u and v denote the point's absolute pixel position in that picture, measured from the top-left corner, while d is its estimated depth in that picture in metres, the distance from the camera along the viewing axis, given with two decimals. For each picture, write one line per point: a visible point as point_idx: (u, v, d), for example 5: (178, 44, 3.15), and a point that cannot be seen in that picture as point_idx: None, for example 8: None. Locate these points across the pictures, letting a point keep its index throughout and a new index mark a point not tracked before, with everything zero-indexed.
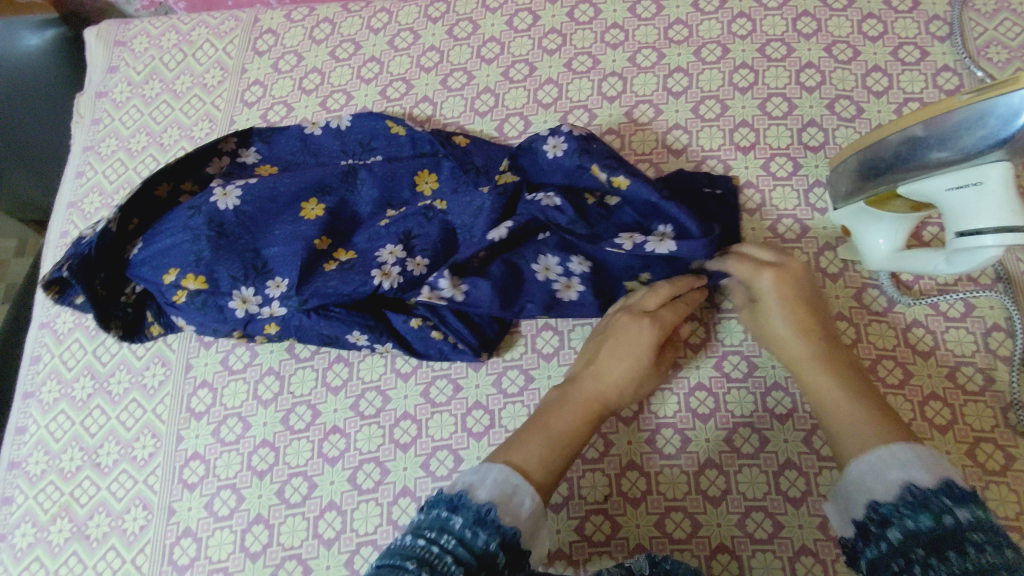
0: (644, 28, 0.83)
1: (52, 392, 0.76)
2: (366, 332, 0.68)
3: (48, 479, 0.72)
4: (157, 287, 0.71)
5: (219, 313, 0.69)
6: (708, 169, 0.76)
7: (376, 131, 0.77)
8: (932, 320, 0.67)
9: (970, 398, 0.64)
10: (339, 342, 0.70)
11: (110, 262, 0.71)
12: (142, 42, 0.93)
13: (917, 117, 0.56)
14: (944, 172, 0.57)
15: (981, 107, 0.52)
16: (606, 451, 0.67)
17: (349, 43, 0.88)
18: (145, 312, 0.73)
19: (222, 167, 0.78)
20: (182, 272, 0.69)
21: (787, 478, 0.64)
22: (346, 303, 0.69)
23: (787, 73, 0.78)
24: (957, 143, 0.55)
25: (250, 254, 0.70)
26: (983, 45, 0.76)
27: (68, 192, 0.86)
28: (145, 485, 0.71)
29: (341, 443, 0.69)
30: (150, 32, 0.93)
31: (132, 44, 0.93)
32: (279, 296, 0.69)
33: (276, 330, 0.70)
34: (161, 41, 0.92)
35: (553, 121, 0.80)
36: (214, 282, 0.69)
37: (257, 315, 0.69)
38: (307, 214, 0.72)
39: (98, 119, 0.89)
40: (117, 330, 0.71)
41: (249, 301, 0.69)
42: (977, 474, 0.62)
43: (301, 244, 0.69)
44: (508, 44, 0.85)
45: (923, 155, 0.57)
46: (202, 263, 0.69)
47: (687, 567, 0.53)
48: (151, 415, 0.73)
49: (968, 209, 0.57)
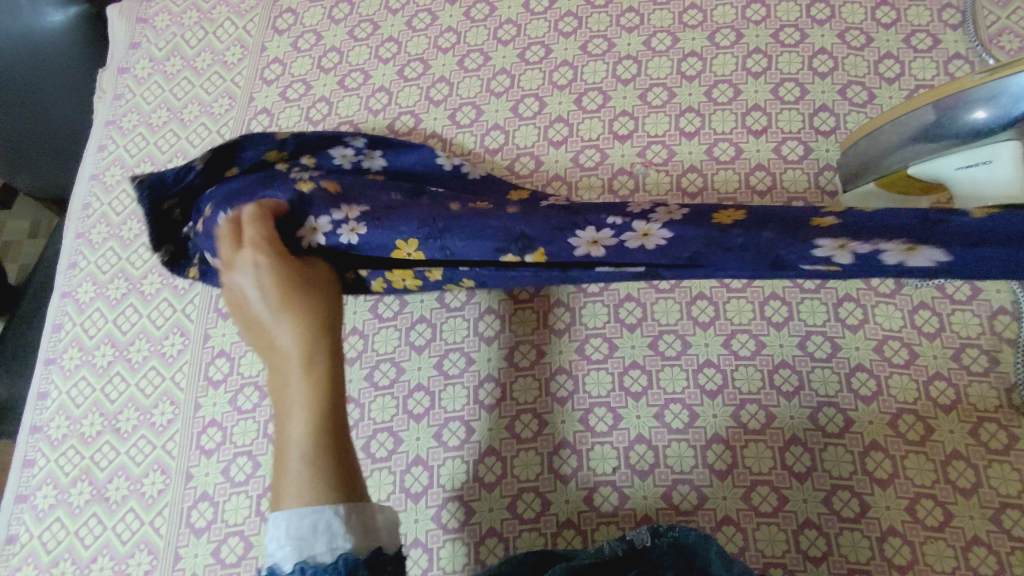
0: (659, 13, 0.84)
1: (74, 359, 0.78)
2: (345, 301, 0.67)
3: (69, 443, 0.74)
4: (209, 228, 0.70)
5: None
6: (720, 151, 0.77)
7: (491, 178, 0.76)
8: (938, 302, 0.68)
9: (975, 379, 0.65)
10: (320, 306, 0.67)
11: (189, 198, 0.71)
12: (164, 19, 0.94)
13: (928, 99, 0.58)
14: (954, 152, 0.58)
15: (992, 86, 0.54)
16: (616, 425, 0.68)
17: (367, 24, 0.89)
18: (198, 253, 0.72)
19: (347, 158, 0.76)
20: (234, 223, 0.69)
21: (793, 454, 0.65)
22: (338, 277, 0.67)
23: (800, 58, 0.79)
24: (967, 123, 0.56)
25: None
26: (995, 33, 0.77)
27: (90, 165, 0.88)
28: (164, 450, 0.72)
29: (355, 413, 0.72)
30: (171, 10, 0.95)
31: (154, 21, 0.94)
32: None
33: None
34: (182, 18, 0.94)
35: (568, 103, 0.81)
36: None
37: None
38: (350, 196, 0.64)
39: (120, 94, 0.91)
40: (164, 256, 0.71)
41: None
42: (980, 452, 0.63)
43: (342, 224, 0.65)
44: (524, 26, 0.86)
45: (932, 137, 0.58)
46: None
47: (690, 536, 0.57)
48: (170, 383, 0.75)
49: (980, 186, 0.59)
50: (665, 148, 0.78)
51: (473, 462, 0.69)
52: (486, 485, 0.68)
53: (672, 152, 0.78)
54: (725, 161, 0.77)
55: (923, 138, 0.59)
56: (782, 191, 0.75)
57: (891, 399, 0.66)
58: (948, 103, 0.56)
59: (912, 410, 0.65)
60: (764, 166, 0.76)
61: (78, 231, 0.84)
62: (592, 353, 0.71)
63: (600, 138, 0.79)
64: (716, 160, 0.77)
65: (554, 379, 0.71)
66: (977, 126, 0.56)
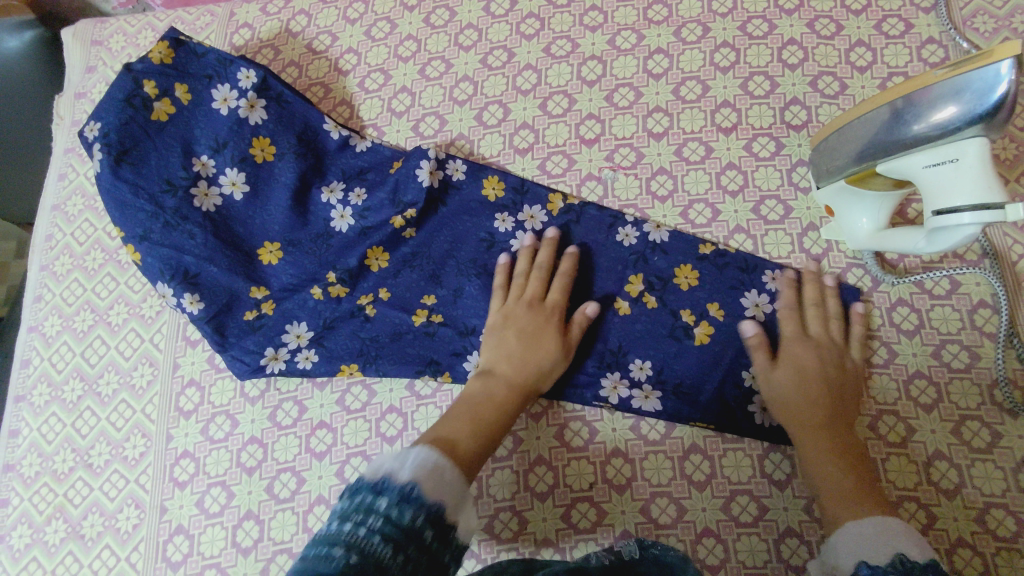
0: (622, 60, 0.80)
1: (32, 466, 0.76)
2: (213, 157, 0.78)
3: (31, 555, 0.72)
4: (233, 114, 0.79)
5: (205, 114, 0.79)
6: (696, 214, 0.73)
7: (478, 256, 0.74)
8: (935, 371, 0.64)
9: (978, 458, 0.61)
10: (212, 181, 0.78)
11: (267, 124, 0.79)
12: (119, 41, 0.94)
13: (897, 92, 0.54)
14: (918, 150, 0.54)
15: (958, 81, 0.50)
16: (599, 521, 0.65)
17: (320, 86, 0.86)
18: (248, 87, 0.79)
19: (333, 192, 0.78)
20: (254, 138, 0.79)
21: (789, 546, 0.62)
22: (188, 150, 0.78)
23: (771, 111, 0.75)
24: (935, 118, 0.52)
25: (237, 140, 0.78)
26: (968, 15, 0.75)
27: (38, 256, 0.85)
28: (128, 563, 0.70)
29: (326, 515, 0.68)
30: (126, 31, 0.94)
31: (92, 95, 0.91)
32: (229, 80, 0.80)
33: (211, 164, 0.78)
34: (138, 38, 0.94)
35: (532, 168, 0.78)
36: (256, 135, 0.79)
37: (216, 176, 0.78)
38: (256, 156, 0.78)
39: (64, 174, 0.88)
40: (198, 88, 0.80)
41: (237, 183, 0.78)
42: (988, 542, 0.59)
43: (247, 167, 0.78)
44: (481, 83, 0.82)
45: (902, 131, 0.54)
46: (247, 129, 0.79)
47: (675, 554, 0.53)
48: (134, 485, 0.73)
49: (946, 186, 0.54)
50: (638, 213, 0.74)
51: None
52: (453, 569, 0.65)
53: (645, 217, 0.74)
54: (701, 224, 0.72)
55: (881, 143, 0.56)
56: (764, 256, 0.70)
57: (891, 486, 0.62)
58: (911, 99, 0.53)
59: (912, 498, 0.61)
60: (743, 228, 0.72)
61: (31, 323, 0.82)
62: (573, 439, 0.68)
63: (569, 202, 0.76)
64: (691, 224, 0.73)
65: (534, 471, 0.68)
66: (944, 122, 0.52)
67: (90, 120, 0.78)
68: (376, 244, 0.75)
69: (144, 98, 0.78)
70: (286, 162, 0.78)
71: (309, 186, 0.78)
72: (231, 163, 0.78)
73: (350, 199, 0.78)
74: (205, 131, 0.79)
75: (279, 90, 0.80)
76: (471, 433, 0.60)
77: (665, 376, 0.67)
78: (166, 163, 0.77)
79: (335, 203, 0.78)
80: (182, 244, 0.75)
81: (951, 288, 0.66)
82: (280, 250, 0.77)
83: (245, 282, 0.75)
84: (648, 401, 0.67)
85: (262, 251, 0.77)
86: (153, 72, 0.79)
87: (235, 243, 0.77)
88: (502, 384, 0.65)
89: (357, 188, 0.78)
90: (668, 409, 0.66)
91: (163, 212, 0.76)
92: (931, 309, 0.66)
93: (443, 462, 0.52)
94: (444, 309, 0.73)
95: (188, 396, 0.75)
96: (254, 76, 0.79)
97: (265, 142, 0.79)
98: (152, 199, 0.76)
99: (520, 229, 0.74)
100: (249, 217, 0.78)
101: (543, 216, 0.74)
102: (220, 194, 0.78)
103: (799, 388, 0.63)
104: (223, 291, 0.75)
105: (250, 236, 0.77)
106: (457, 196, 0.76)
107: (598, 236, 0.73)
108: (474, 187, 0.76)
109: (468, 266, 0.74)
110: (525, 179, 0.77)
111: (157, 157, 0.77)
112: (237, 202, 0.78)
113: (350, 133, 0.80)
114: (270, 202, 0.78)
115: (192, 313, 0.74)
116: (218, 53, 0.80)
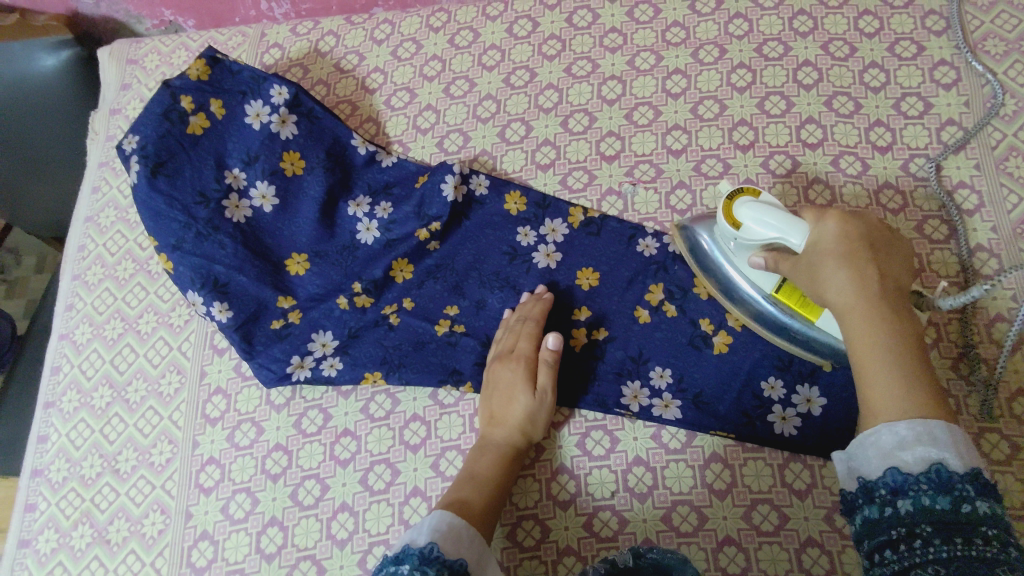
0: (641, 32, 0.86)
1: (72, 401, 0.83)
2: (246, 172, 0.84)
3: (70, 486, 0.79)
4: (265, 133, 0.84)
5: (239, 128, 0.85)
6: (708, 167, 0.78)
7: (497, 219, 0.79)
8: (935, 310, 0.68)
9: (974, 387, 0.65)
10: (244, 194, 0.83)
11: (296, 145, 0.84)
12: (153, 60, 1.01)
13: None
14: None
15: None
16: (612, 449, 0.70)
17: (354, 55, 0.94)
18: (280, 99, 0.85)
19: (361, 204, 0.83)
20: (285, 154, 0.84)
21: (793, 472, 0.66)
22: (224, 163, 0.84)
23: (784, 72, 0.80)
24: None
25: (270, 154, 0.84)
26: None
27: (86, 207, 0.94)
28: (163, 490, 0.76)
29: (352, 445, 0.74)
30: (160, 50, 1.01)
31: (126, 112, 0.98)
32: (263, 100, 0.85)
33: (242, 176, 0.84)
34: (171, 58, 1.00)
35: (554, 125, 0.84)
36: (288, 149, 0.84)
37: (247, 192, 0.83)
38: (286, 169, 0.84)
39: (113, 137, 0.97)
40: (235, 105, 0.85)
41: (268, 195, 0.83)
42: (983, 464, 0.62)
43: (275, 171, 0.83)
44: (507, 51, 0.89)
45: None
46: (280, 143, 0.84)
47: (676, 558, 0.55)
48: (167, 422, 0.79)
49: None
50: (652, 166, 0.79)
51: (435, 456, 0.72)
52: (448, 478, 0.71)
53: (659, 170, 0.79)
54: (712, 177, 0.77)
55: None
56: None
57: None
58: None
59: None
60: (753, 181, 0.76)
61: (74, 274, 0.90)
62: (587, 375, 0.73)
63: (587, 159, 0.81)
64: (704, 176, 0.77)
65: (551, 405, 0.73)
66: None
67: (127, 134, 0.83)
68: (399, 257, 0.79)
69: (180, 108, 0.83)
70: (315, 175, 0.83)
71: (338, 201, 0.83)
72: (263, 179, 0.83)
73: (376, 211, 0.82)
74: (237, 144, 0.84)
75: (310, 105, 0.86)
76: (473, 493, 0.64)
77: (685, 384, 0.70)
78: (198, 175, 0.82)
79: (361, 215, 0.82)
80: (213, 253, 0.80)
81: (950, 233, 0.70)
82: (307, 262, 0.81)
83: (271, 292, 0.79)
84: (668, 410, 0.69)
85: (289, 262, 0.82)
86: (190, 88, 0.85)
87: (263, 255, 0.81)
88: (498, 443, 0.68)
89: (382, 203, 0.82)
90: (689, 417, 0.69)
91: (195, 223, 0.81)
92: (931, 253, 0.70)
93: (454, 522, 0.58)
94: (465, 320, 0.77)
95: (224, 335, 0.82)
96: (286, 92, 0.85)
97: (295, 156, 0.84)
98: (186, 209, 0.81)
99: (536, 201, 0.80)
100: (280, 237, 0.82)
101: (564, 229, 0.78)
102: (250, 206, 0.83)
103: (861, 240, 0.54)
104: (249, 287, 0.79)
105: (276, 252, 0.82)
106: (480, 211, 0.80)
107: (618, 248, 0.76)
108: (497, 202, 0.80)
109: (490, 280, 0.78)
110: (546, 195, 0.80)
111: (190, 169, 0.82)
112: (266, 215, 0.83)
113: (377, 149, 0.86)
114: (302, 231, 0.82)
115: (220, 320, 0.78)
116: (252, 71, 0.86)
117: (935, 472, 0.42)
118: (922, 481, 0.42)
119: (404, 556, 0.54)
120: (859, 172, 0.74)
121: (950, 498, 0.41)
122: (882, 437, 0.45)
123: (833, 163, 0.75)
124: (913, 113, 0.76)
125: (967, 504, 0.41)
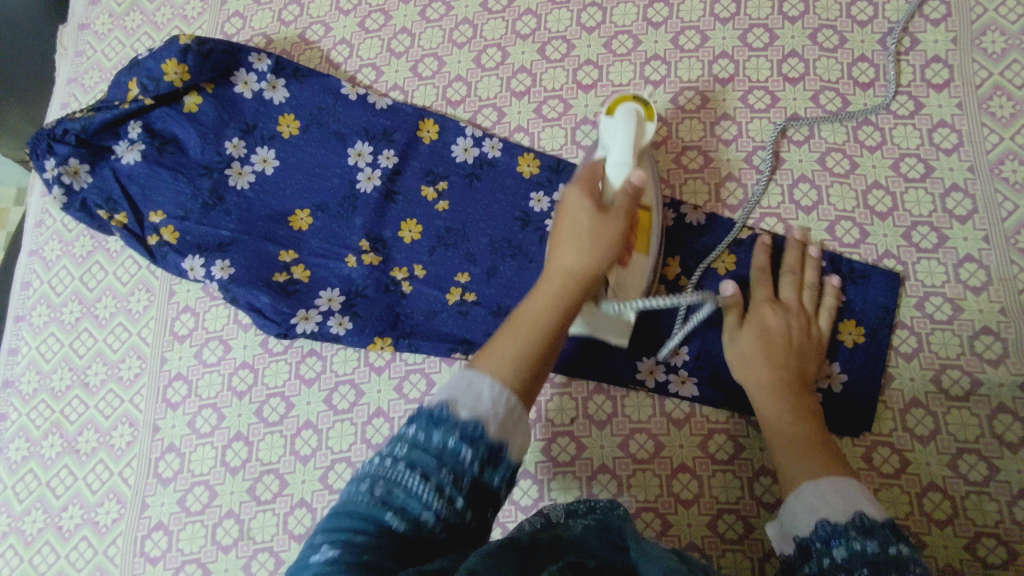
0: (622, 7, 0.80)
1: (31, 382, 0.79)
2: (244, 140, 0.79)
3: (27, 467, 0.76)
4: (257, 99, 0.80)
5: (225, 94, 0.80)
6: (689, 160, 0.74)
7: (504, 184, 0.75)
8: (919, 322, 0.66)
9: (955, 405, 0.64)
10: (243, 160, 0.79)
11: (284, 106, 0.80)
12: (105, 22, 0.92)
13: None
14: None
15: None
16: (578, 455, 0.67)
17: (319, 26, 0.86)
18: (264, 63, 0.80)
19: (361, 154, 0.78)
20: (278, 117, 0.80)
21: (762, 484, 0.64)
22: (215, 132, 0.79)
23: (768, 64, 0.75)
24: None
25: (262, 119, 0.80)
26: None
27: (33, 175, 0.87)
28: (120, 477, 0.74)
29: (312, 440, 0.72)
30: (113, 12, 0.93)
31: (83, 80, 0.90)
32: (248, 62, 0.80)
33: (241, 143, 0.79)
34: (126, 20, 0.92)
35: (528, 112, 0.78)
36: (279, 112, 0.80)
37: (246, 158, 0.79)
38: (283, 131, 0.79)
39: (65, 103, 0.90)
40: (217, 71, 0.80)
41: (268, 158, 0.79)
42: (960, 485, 0.62)
43: (274, 137, 0.79)
44: (480, 26, 0.83)
45: None
46: (270, 108, 0.80)
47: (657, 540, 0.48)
48: (128, 405, 0.76)
49: None
50: None
51: None
52: None
53: None
54: (693, 171, 0.73)
55: None
56: (755, 206, 0.71)
57: (867, 432, 0.64)
58: None
59: (886, 443, 0.63)
60: (735, 176, 0.72)
61: (31, 248, 0.85)
62: (556, 376, 0.69)
63: (563, 147, 0.77)
64: (684, 169, 0.73)
65: None
66: None
67: (106, 110, 0.78)
68: (410, 217, 0.75)
69: (159, 74, 0.77)
70: (313, 135, 0.79)
71: (337, 155, 0.78)
72: (257, 146, 0.79)
73: (378, 162, 0.77)
74: (227, 113, 0.80)
75: (295, 66, 0.81)
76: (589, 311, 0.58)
77: (703, 362, 0.67)
78: (199, 150, 0.79)
79: (363, 165, 0.77)
80: (218, 222, 0.76)
81: (938, 243, 0.68)
82: (310, 217, 0.76)
83: (275, 247, 0.75)
84: (685, 387, 0.67)
85: (293, 218, 0.76)
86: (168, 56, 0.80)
87: (264, 215, 0.77)
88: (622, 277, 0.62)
89: (385, 153, 0.78)
90: (705, 396, 0.66)
91: (201, 194, 0.77)
92: (917, 262, 0.67)
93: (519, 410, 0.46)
94: (478, 287, 0.72)
95: (183, 321, 0.78)
96: (268, 58, 0.80)
97: (290, 118, 0.80)
98: (191, 182, 0.78)
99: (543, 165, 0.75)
100: (278, 193, 0.77)
101: None
102: (253, 171, 0.78)
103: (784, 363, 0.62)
104: (240, 253, 0.75)
105: (280, 208, 0.77)
106: (491, 172, 0.76)
107: None
108: (509, 162, 0.76)
109: (502, 247, 0.73)
110: (561, 158, 0.76)
111: (196, 143, 0.79)
112: (269, 176, 0.78)
113: (368, 93, 0.80)
114: (297, 190, 0.77)
115: (222, 278, 0.74)
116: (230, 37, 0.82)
117: (859, 519, 0.48)
118: (851, 529, 0.47)
119: (443, 419, 0.43)
120: (846, 172, 0.71)
121: (877, 542, 0.46)
122: (819, 502, 0.51)
123: (819, 162, 0.72)
124: (902, 112, 0.72)
125: (893, 547, 0.45)
